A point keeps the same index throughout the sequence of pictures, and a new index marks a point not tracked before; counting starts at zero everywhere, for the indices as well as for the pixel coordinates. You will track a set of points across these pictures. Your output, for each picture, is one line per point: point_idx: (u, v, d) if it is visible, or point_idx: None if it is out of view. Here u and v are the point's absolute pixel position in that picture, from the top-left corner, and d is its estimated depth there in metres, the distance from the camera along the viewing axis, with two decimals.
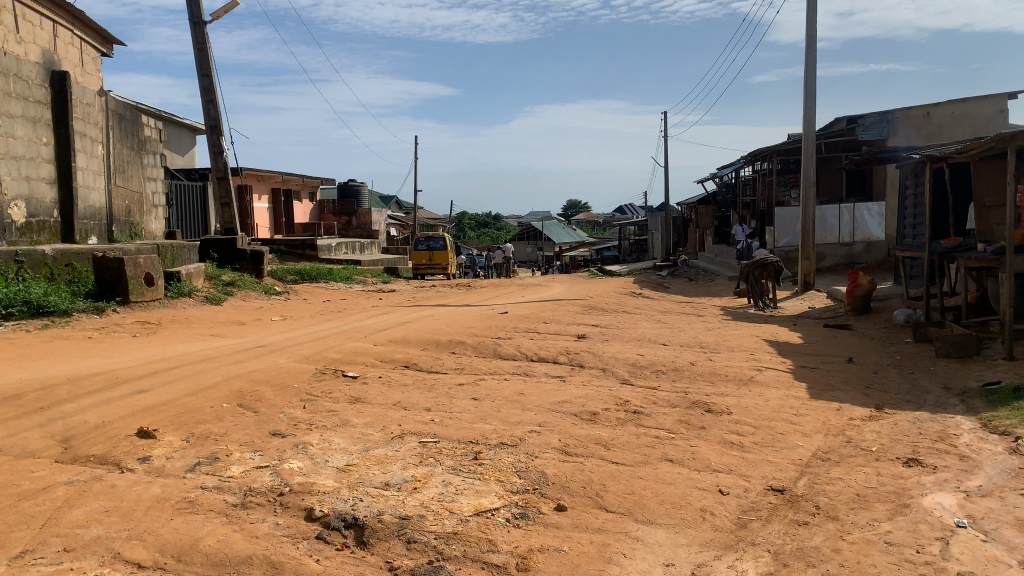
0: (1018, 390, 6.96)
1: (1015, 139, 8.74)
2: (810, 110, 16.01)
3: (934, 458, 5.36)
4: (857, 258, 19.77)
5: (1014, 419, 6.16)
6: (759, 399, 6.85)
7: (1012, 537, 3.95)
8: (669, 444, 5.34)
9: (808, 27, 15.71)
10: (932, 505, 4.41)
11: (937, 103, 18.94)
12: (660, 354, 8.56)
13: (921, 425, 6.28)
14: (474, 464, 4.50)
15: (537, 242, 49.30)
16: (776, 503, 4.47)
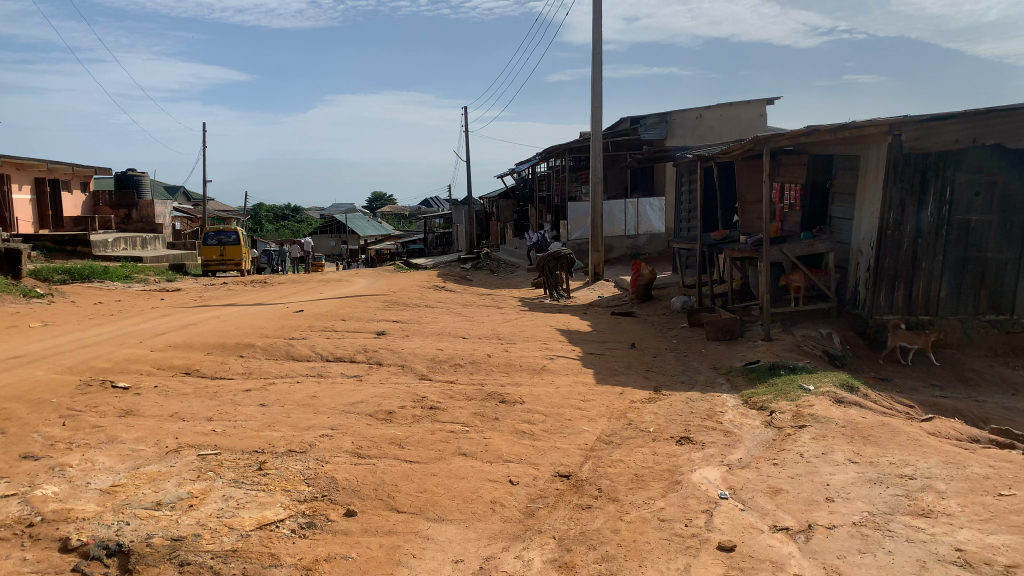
0: (773, 367, 7.77)
1: (769, 141, 9.72)
2: (597, 110, 16.87)
3: (703, 435, 5.84)
4: (641, 249, 21.16)
5: (770, 395, 6.86)
6: (550, 387, 7.12)
7: (765, 505, 4.38)
8: (463, 438, 5.40)
9: (594, 31, 16.53)
10: (700, 479, 4.79)
11: (708, 106, 20.65)
12: (457, 347, 8.64)
13: (693, 404, 6.82)
14: (258, 475, 4.29)
15: (340, 235, 48.12)
16: (562, 489, 4.65)
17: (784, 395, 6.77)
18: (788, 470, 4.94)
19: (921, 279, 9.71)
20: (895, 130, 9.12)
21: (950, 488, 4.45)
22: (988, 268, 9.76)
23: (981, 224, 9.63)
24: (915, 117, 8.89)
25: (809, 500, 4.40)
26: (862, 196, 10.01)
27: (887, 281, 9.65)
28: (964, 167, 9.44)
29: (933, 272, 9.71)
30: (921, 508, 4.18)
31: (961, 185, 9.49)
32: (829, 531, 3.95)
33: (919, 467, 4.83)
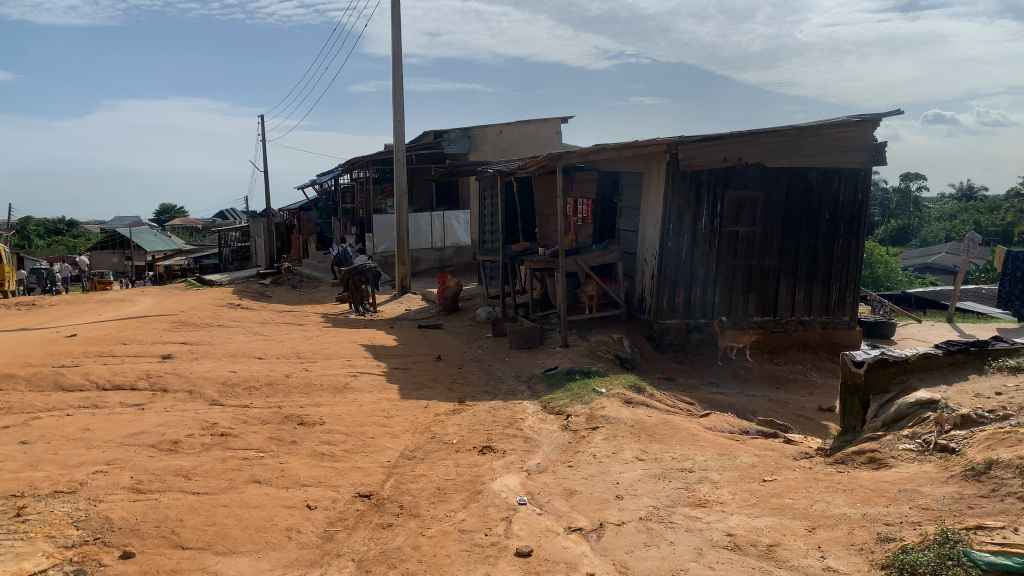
0: (570, 373, 8.11)
1: (561, 158, 10.17)
2: (399, 123, 16.84)
3: (503, 443, 5.96)
4: (448, 262, 21.36)
5: (568, 399, 7.15)
6: (352, 405, 6.98)
7: (561, 507, 4.55)
8: (257, 465, 5.15)
9: (393, 44, 16.51)
10: (500, 488, 4.89)
11: (508, 122, 21.33)
12: (253, 368, 8.24)
13: (495, 413, 6.96)
14: (15, 523, 3.84)
15: (123, 251, 44.38)
16: (362, 510, 4.56)
17: (580, 399, 7.08)
18: (582, 471, 5.17)
19: (698, 286, 10.57)
20: (672, 149, 9.87)
21: (723, 477, 4.87)
22: (754, 275, 10.81)
23: (748, 235, 10.66)
24: (688, 138, 9.69)
25: (600, 500, 4.62)
26: (646, 210, 10.74)
27: (670, 288, 10.39)
28: (732, 183, 10.41)
29: (708, 279, 10.60)
30: (698, 498, 4.53)
31: (730, 200, 10.46)
32: (618, 528, 4.18)
33: (697, 460, 5.24)
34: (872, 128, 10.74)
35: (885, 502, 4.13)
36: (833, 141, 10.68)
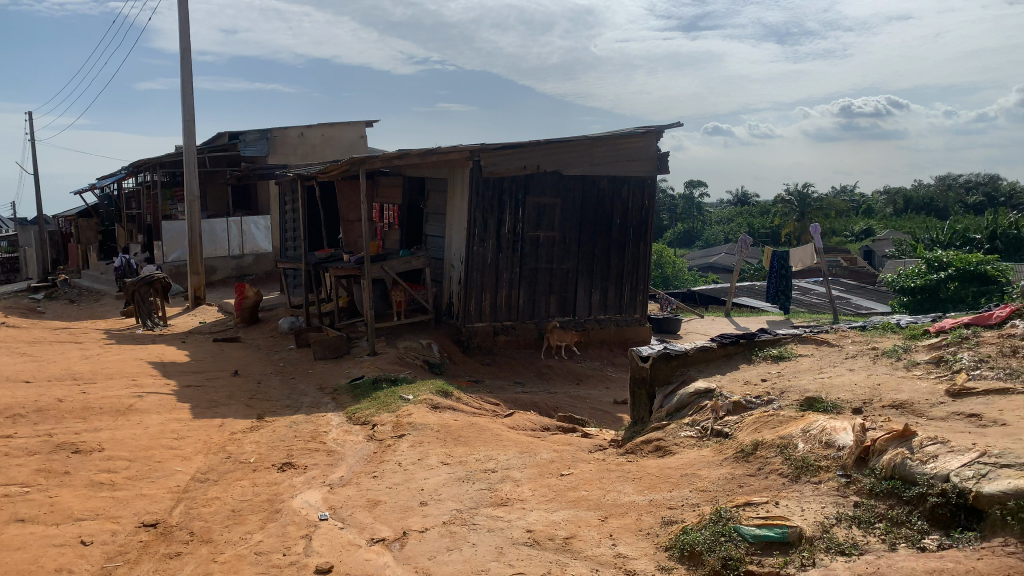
0: (376, 381, 8.01)
1: (365, 163, 10.02)
2: (189, 123, 15.84)
3: (305, 458, 5.77)
4: (247, 270, 20.47)
5: (373, 409, 7.05)
6: (137, 429, 6.45)
7: (364, 519, 4.47)
8: (21, 502, 4.62)
9: (180, 39, 15.51)
10: (300, 505, 4.71)
11: (309, 125, 20.72)
12: (18, 394, 7.39)
13: (296, 427, 6.71)
14: None
15: None
16: (146, 540, 4.23)
17: (385, 407, 7.01)
18: (386, 481, 5.11)
19: (503, 289, 10.82)
20: (475, 156, 10.04)
21: (524, 475, 5.01)
22: (555, 277, 11.25)
23: (548, 240, 11.07)
24: (490, 145, 9.90)
25: (404, 508, 4.60)
26: (451, 215, 10.84)
27: (476, 293, 10.55)
28: (532, 190, 10.77)
29: (512, 283, 10.88)
30: (500, 498, 4.63)
31: (531, 206, 10.81)
32: (421, 535, 4.17)
33: (500, 461, 5.36)
34: (657, 139, 11.55)
35: (670, 486, 4.44)
36: (622, 150, 11.35)
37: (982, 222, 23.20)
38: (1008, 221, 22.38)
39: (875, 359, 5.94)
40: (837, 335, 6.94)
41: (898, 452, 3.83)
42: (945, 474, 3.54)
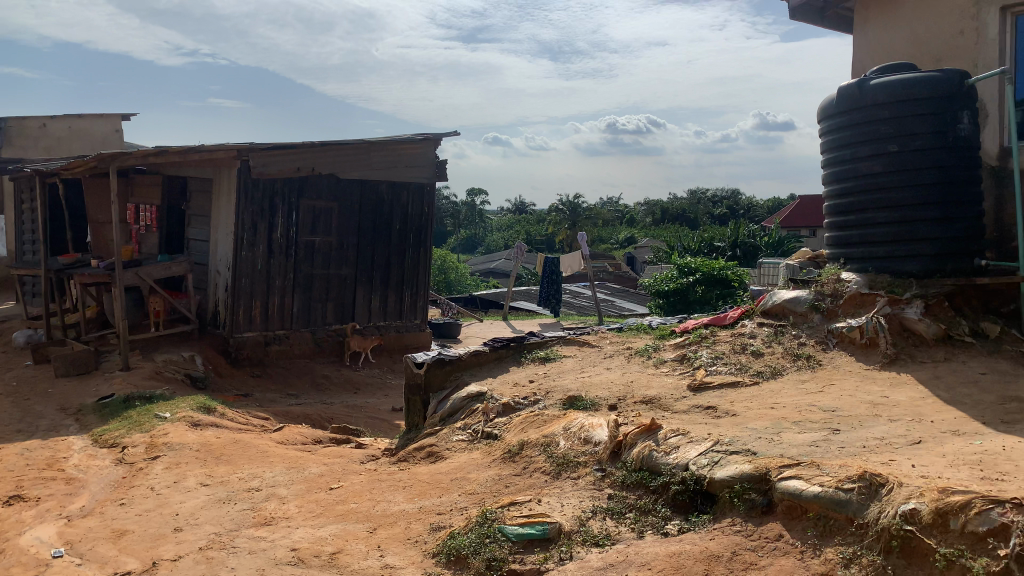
0: (129, 399, 7.32)
1: (116, 160, 9.16)
2: None
3: (39, 489, 5.13)
4: None
5: (124, 429, 6.44)
6: None
7: (106, 553, 4.06)
8: None
9: None
10: (30, 544, 4.18)
11: (52, 115, 18.64)
12: None
13: (29, 455, 5.96)
14: None
15: None
16: None
17: (137, 427, 6.42)
18: (135, 508, 4.68)
19: (275, 296, 10.35)
20: (243, 156, 9.54)
21: (290, 491, 4.81)
22: (331, 284, 10.95)
23: (324, 245, 10.76)
24: (259, 146, 9.44)
25: (155, 536, 4.23)
26: (217, 219, 10.21)
27: (246, 301, 10.01)
28: (306, 193, 10.43)
29: (285, 289, 10.45)
30: (263, 517, 4.41)
31: (305, 210, 10.46)
32: (174, 564, 3.86)
33: (265, 478, 5.11)
34: (434, 146, 11.66)
35: (439, 492, 4.47)
36: (400, 156, 11.33)
37: (725, 231, 25.88)
38: (745, 231, 25.15)
39: (630, 358, 6.39)
40: (598, 336, 7.38)
41: (646, 444, 4.14)
42: (684, 463, 3.87)
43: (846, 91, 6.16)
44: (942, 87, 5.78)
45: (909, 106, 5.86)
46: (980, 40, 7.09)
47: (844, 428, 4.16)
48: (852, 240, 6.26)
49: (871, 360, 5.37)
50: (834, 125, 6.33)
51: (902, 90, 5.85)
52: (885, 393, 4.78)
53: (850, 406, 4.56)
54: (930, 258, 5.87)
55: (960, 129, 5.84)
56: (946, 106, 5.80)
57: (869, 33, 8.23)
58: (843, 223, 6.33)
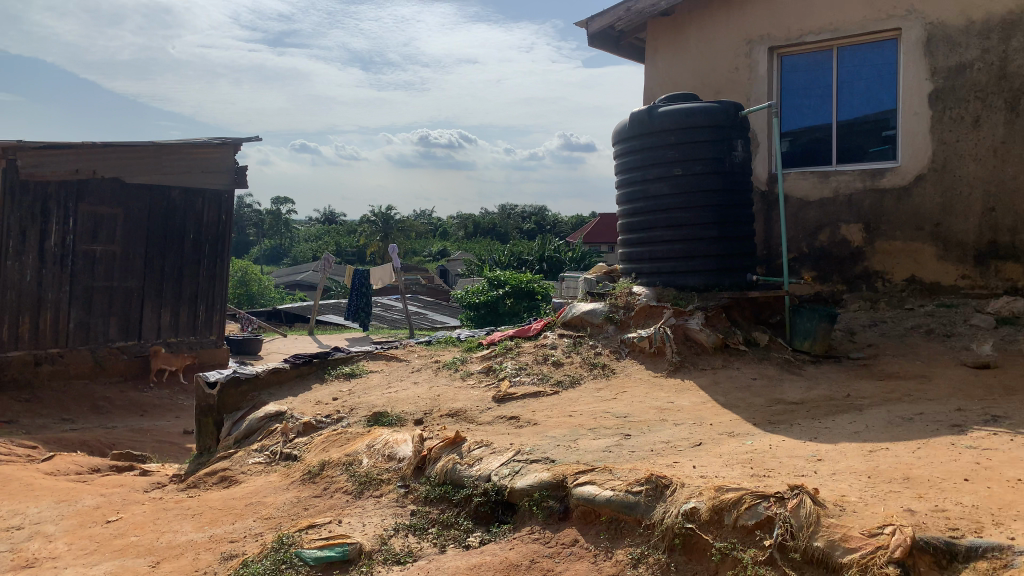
0: None
1: None
2: None
3: None
4: None
5: None
6: None
7: None
8: None
9: None
10: None
11: None
12: None
13: None
14: None
15: None
16: None
17: None
18: None
19: (48, 311, 9.33)
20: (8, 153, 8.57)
21: (58, 528, 4.33)
22: (115, 297, 10.06)
23: (106, 254, 9.88)
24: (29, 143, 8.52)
25: None
26: None
27: (11, 316, 8.93)
28: (85, 198, 9.55)
29: (61, 303, 9.46)
30: (24, 559, 3.93)
31: (83, 215, 9.57)
32: None
33: (28, 515, 4.57)
34: (233, 151, 11.08)
35: (232, 518, 4.21)
36: (196, 160, 10.68)
37: (532, 246, 26.65)
38: (551, 245, 26.05)
39: (436, 372, 6.38)
40: (405, 350, 7.31)
41: (449, 458, 4.15)
42: (486, 475, 3.92)
43: (637, 116, 6.55)
44: (720, 117, 6.33)
45: (692, 133, 6.34)
46: (753, 76, 7.96)
47: (634, 433, 4.40)
48: (643, 256, 6.66)
49: (659, 367, 5.74)
50: (627, 148, 6.71)
51: (686, 118, 6.32)
52: (671, 398, 5.12)
53: (641, 412, 4.84)
54: (710, 273, 6.39)
55: (734, 156, 6.42)
56: (723, 135, 6.37)
57: (653, 60, 8.74)
58: (635, 240, 6.72)
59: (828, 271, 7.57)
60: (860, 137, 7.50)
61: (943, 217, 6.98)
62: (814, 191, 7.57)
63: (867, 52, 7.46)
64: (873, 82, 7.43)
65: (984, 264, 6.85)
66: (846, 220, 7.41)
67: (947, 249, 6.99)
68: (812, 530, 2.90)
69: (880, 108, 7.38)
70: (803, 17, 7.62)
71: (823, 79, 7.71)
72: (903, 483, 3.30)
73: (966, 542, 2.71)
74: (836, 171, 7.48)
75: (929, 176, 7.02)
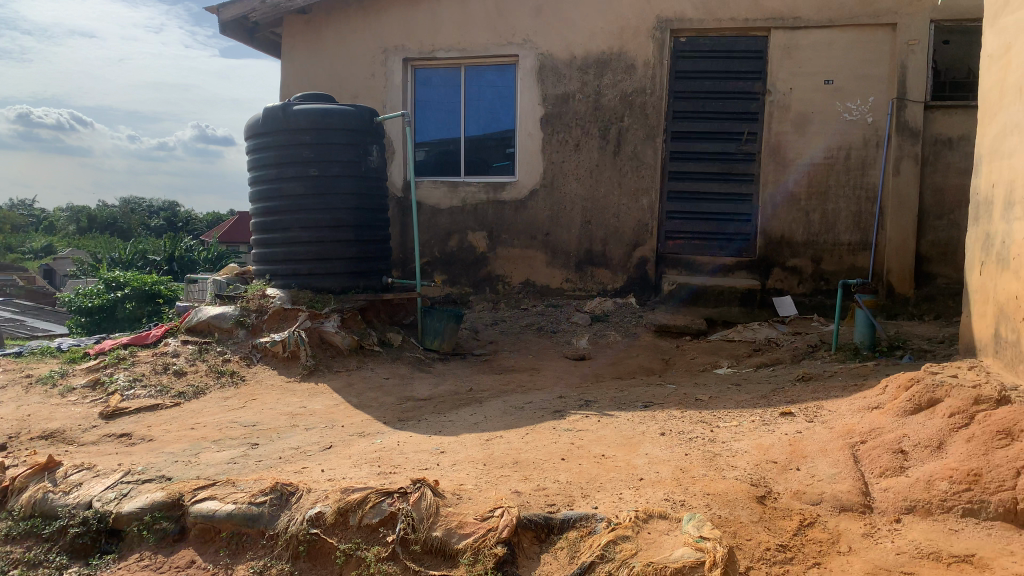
0: None
1: None
2: None
3: None
4: None
5: None
6: None
7: None
8: None
9: None
10: None
11: None
12: None
13: None
14: None
15: None
16: None
17: None
18: None
19: None
20: None
21: None
22: None
23: None
24: None
25: None
26: None
27: None
28: None
29: None
30: None
31: None
32: None
33: None
34: None
35: None
36: None
37: (158, 244, 24.42)
38: (182, 245, 24.08)
39: (27, 389, 5.48)
40: None
41: (39, 486, 3.60)
42: (86, 502, 3.46)
43: (271, 111, 6.27)
44: (357, 121, 6.38)
45: (327, 134, 6.28)
46: (388, 85, 8.19)
47: (262, 441, 4.23)
48: (276, 258, 6.43)
49: (292, 372, 5.61)
50: (261, 143, 6.40)
51: (322, 118, 6.23)
52: (303, 403, 5.03)
53: (270, 419, 4.67)
54: (346, 275, 6.42)
55: (369, 161, 6.53)
56: (359, 139, 6.44)
57: (289, 56, 8.49)
58: (268, 241, 6.45)
59: (455, 274, 8.14)
60: (485, 151, 8.13)
61: (551, 228, 7.88)
62: (444, 200, 8.05)
63: (490, 74, 8.10)
64: (496, 102, 8.10)
65: (583, 270, 7.86)
66: (472, 227, 8.02)
67: (554, 255, 7.91)
68: (431, 521, 3.04)
69: (502, 127, 8.08)
70: (434, 33, 8.03)
71: (452, 95, 8.20)
72: (512, 467, 3.62)
73: (560, 516, 3.05)
74: (464, 182, 8.03)
75: (540, 192, 7.87)
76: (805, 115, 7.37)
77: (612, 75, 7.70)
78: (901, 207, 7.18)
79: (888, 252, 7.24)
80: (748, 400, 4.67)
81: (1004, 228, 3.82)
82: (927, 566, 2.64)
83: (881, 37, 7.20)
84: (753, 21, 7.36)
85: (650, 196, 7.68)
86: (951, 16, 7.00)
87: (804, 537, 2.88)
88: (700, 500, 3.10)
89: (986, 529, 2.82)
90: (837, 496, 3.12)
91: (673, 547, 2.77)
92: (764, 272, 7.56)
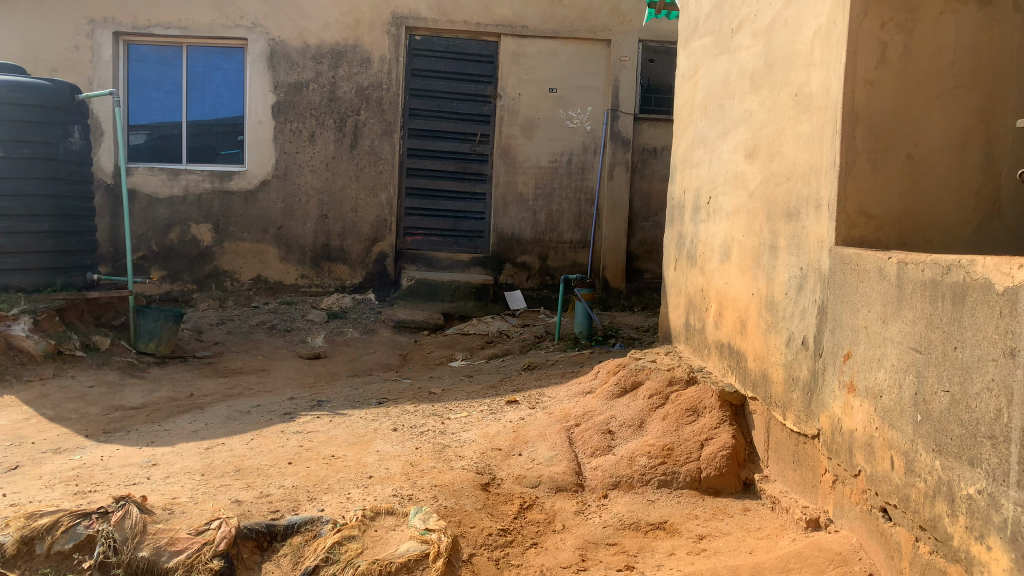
0: None
1: None
2: None
3: None
4: None
5: None
6: None
7: None
8: None
9: None
10: None
11: None
12: None
13: None
14: None
15: None
16: None
17: None
18: None
19: None
20: None
21: None
22: None
23: None
24: None
25: None
26: None
27: None
28: None
29: None
30: None
31: None
32: None
33: None
34: None
35: None
36: None
37: None
38: None
39: None
40: None
41: None
42: None
43: None
44: (52, 97, 5.65)
45: (15, 111, 5.51)
46: (95, 59, 7.37)
47: None
48: None
49: None
50: None
51: (7, 91, 5.47)
52: None
53: None
54: (41, 272, 5.67)
55: (69, 143, 5.82)
56: (56, 119, 5.71)
57: None
58: None
59: (177, 270, 7.57)
60: (211, 139, 7.63)
61: (284, 221, 7.60)
62: (163, 189, 7.46)
63: (215, 57, 7.59)
64: (222, 87, 7.61)
65: (318, 265, 7.67)
66: (196, 219, 7.52)
67: (287, 250, 7.63)
68: (137, 540, 2.78)
69: (229, 114, 7.62)
70: (150, 6, 7.36)
71: (172, 75, 7.57)
72: (234, 475, 3.42)
73: (283, 522, 2.92)
74: (187, 170, 7.50)
75: (271, 183, 7.55)
76: (532, 120, 7.78)
77: (348, 67, 7.57)
78: (615, 208, 7.84)
79: (605, 249, 7.87)
80: (478, 391, 4.83)
81: (693, 230, 4.31)
82: (629, 536, 2.90)
83: (598, 52, 7.80)
84: (483, 26, 7.63)
85: (388, 192, 7.67)
86: (654, 37, 7.76)
87: (523, 520, 3.03)
88: (427, 493, 3.14)
89: (677, 497, 3.15)
90: (553, 477, 3.32)
91: (400, 541, 2.78)
92: (497, 268, 7.88)
